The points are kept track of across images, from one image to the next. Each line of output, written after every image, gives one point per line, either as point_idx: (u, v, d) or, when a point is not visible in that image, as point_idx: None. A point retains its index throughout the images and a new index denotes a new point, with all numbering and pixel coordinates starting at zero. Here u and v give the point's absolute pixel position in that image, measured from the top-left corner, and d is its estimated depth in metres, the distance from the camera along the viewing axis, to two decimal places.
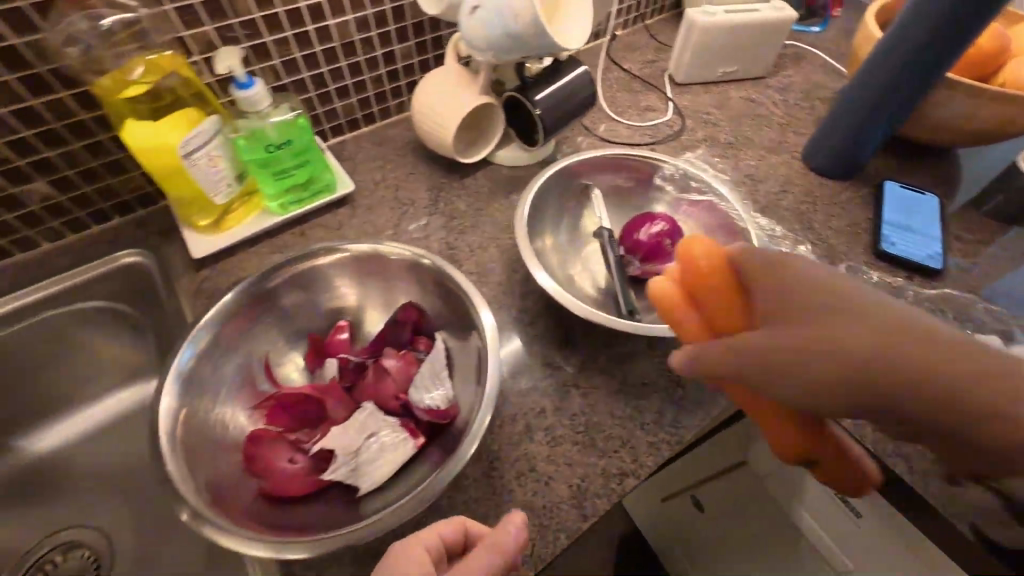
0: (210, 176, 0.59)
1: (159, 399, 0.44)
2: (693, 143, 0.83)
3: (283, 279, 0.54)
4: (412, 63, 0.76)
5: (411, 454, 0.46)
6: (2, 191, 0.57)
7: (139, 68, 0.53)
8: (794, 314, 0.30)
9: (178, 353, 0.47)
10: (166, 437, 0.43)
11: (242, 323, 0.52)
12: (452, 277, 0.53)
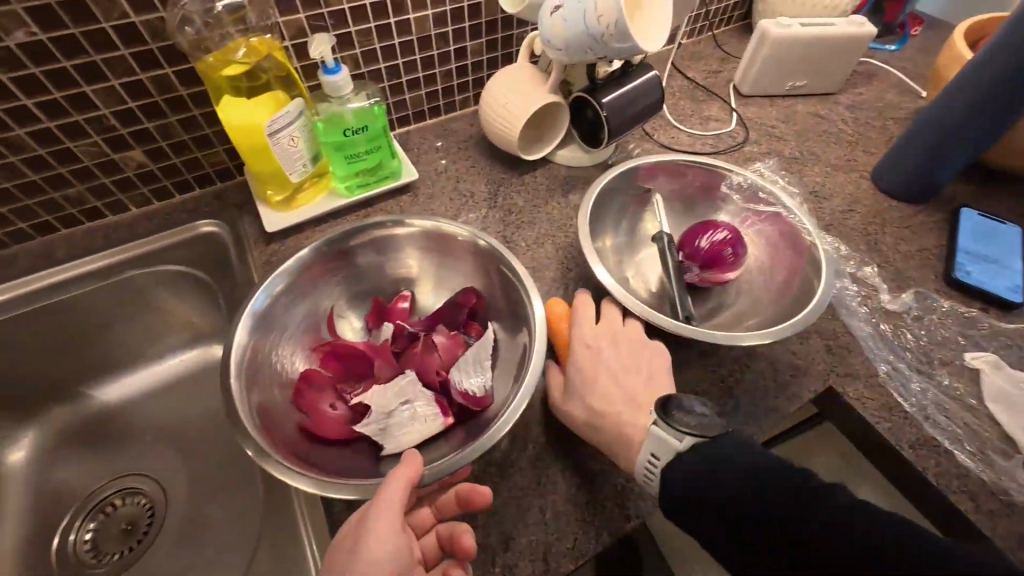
0: (289, 154, 0.62)
1: (234, 332, 0.46)
2: (756, 155, 0.81)
3: (359, 242, 0.56)
4: (482, 60, 0.78)
5: (438, 431, 0.46)
6: (105, 156, 0.62)
7: (242, 49, 0.57)
8: (610, 366, 0.50)
9: (255, 293, 0.49)
10: (236, 365, 0.45)
11: (313, 276, 0.54)
12: (508, 264, 0.53)
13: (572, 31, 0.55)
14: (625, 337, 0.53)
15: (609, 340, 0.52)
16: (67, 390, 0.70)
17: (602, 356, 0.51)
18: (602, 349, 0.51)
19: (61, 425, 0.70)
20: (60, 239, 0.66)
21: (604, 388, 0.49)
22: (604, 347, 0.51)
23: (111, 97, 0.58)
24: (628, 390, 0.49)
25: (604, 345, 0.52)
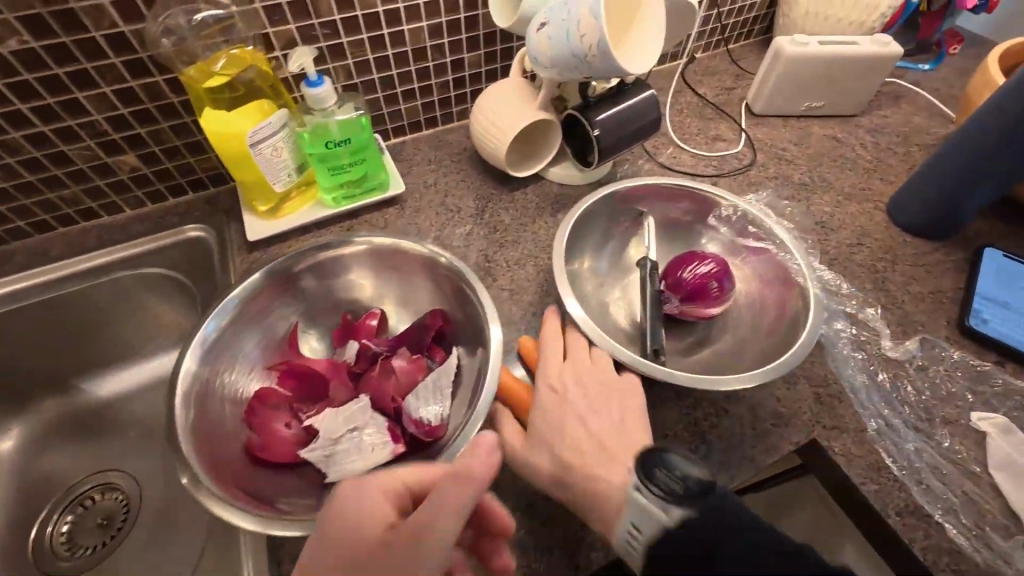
0: (272, 164, 0.62)
1: (183, 361, 0.46)
2: (762, 180, 0.77)
3: (317, 261, 0.55)
4: (480, 71, 0.77)
5: (387, 459, 0.45)
6: (98, 159, 0.64)
7: (222, 61, 0.57)
8: (574, 407, 0.48)
9: (207, 319, 0.49)
10: (181, 396, 0.44)
11: (272, 297, 0.54)
12: (471, 286, 0.52)
13: (557, 49, 0.53)
14: (594, 371, 0.50)
15: (574, 378, 0.50)
16: (57, 383, 0.73)
17: (569, 397, 0.49)
18: (567, 387, 0.49)
19: (50, 417, 0.72)
20: (57, 237, 0.69)
21: (570, 431, 0.47)
22: (569, 385, 0.49)
23: (102, 103, 0.59)
24: (598, 435, 0.47)
25: (569, 384, 0.49)
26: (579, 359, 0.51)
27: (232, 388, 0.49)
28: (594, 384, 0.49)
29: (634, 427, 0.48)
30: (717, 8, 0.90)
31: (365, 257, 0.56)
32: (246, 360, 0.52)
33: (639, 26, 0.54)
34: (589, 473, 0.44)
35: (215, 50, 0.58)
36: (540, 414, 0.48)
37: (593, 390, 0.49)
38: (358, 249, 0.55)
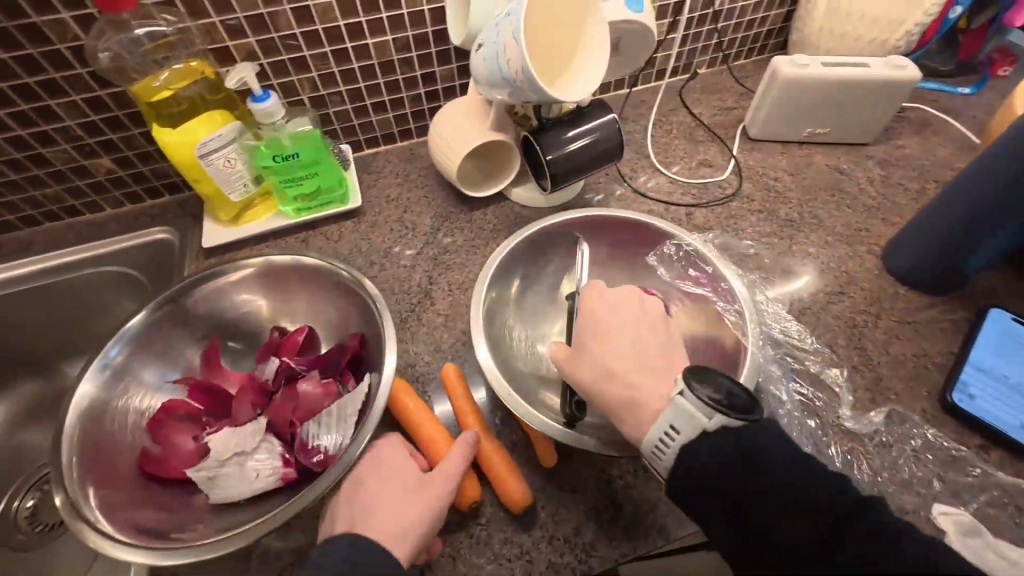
0: (225, 174, 0.63)
1: (79, 384, 0.47)
2: (743, 212, 0.71)
3: (230, 279, 0.55)
4: (453, 85, 0.76)
5: (275, 485, 0.45)
6: (75, 161, 0.67)
7: (165, 74, 0.58)
8: (607, 339, 0.47)
9: (109, 344, 0.50)
10: (70, 423, 0.45)
11: (184, 318, 0.54)
12: (379, 313, 0.52)
13: (490, 68, 0.50)
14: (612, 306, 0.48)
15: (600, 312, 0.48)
16: (38, 366, 0.77)
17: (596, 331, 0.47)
18: (597, 321, 0.48)
19: (28, 397, 0.77)
20: (44, 231, 0.73)
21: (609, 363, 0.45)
22: (605, 323, 0.47)
23: (74, 109, 0.62)
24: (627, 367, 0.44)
25: (598, 317, 0.48)
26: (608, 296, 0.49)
27: (137, 409, 0.50)
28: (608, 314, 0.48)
29: (654, 353, 0.45)
30: (721, 22, 0.84)
31: (271, 274, 0.57)
32: (154, 381, 0.52)
33: (582, 50, 0.50)
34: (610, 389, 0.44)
35: (163, 63, 0.59)
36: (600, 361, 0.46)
37: (620, 315, 0.47)
38: (262, 264, 0.55)
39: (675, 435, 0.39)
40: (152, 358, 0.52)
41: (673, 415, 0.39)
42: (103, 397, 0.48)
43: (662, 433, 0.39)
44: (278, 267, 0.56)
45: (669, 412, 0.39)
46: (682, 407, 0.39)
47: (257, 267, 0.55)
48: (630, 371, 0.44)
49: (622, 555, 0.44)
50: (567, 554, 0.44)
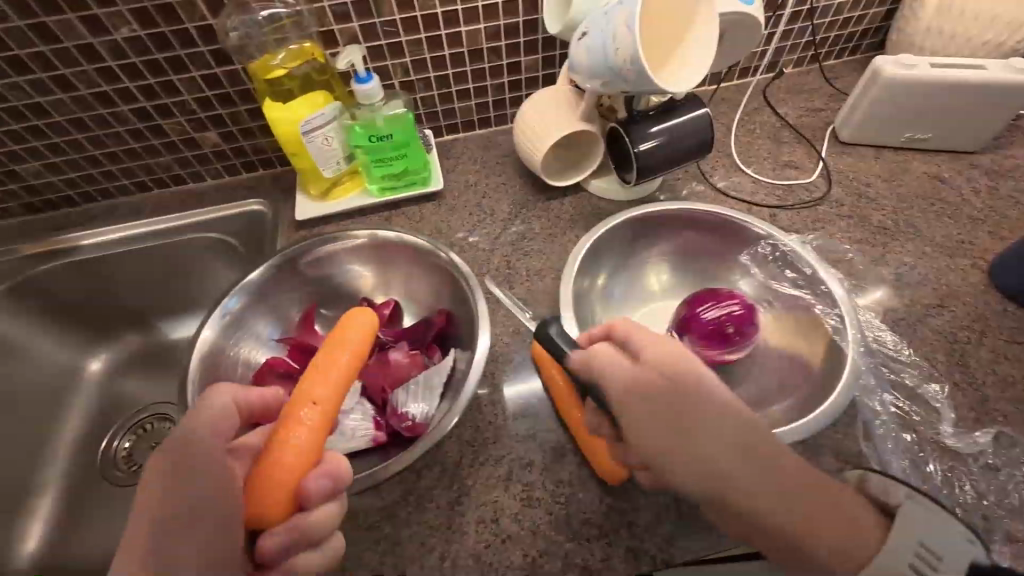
0: (322, 152, 0.67)
1: (201, 330, 0.51)
2: (832, 217, 0.68)
3: (339, 249, 0.58)
4: (536, 76, 0.76)
5: (367, 445, 0.48)
6: (186, 133, 0.73)
7: (281, 55, 0.62)
8: (731, 433, 0.36)
9: (228, 297, 0.54)
10: (195, 361, 0.49)
11: (292, 280, 0.58)
12: (473, 294, 0.53)
13: (594, 57, 0.51)
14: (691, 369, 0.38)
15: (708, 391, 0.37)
16: (139, 320, 0.84)
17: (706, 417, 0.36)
18: (707, 401, 0.36)
19: (129, 348, 0.84)
20: (153, 197, 0.80)
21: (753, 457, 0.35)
22: (716, 410, 0.36)
23: (193, 85, 0.67)
24: (777, 467, 0.35)
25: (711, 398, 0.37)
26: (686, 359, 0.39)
27: (245, 361, 0.55)
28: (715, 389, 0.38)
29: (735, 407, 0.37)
30: (815, 20, 0.80)
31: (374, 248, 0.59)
32: (260, 336, 0.57)
33: (687, 43, 0.50)
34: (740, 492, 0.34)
35: (277, 44, 0.63)
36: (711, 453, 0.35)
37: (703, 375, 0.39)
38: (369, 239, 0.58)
39: (936, 561, 0.31)
40: (262, 313, 0.57)
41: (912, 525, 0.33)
42: (219, 345, 0.52)
43: (912, 556, 0.32)
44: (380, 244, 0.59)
45: (902, 530, 0.33)
46: (931, 518, 0.32)
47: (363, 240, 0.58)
48: (759, 452, 0.35)
49: (701, 549, 0.44)
50: (646, 541, 0.44)
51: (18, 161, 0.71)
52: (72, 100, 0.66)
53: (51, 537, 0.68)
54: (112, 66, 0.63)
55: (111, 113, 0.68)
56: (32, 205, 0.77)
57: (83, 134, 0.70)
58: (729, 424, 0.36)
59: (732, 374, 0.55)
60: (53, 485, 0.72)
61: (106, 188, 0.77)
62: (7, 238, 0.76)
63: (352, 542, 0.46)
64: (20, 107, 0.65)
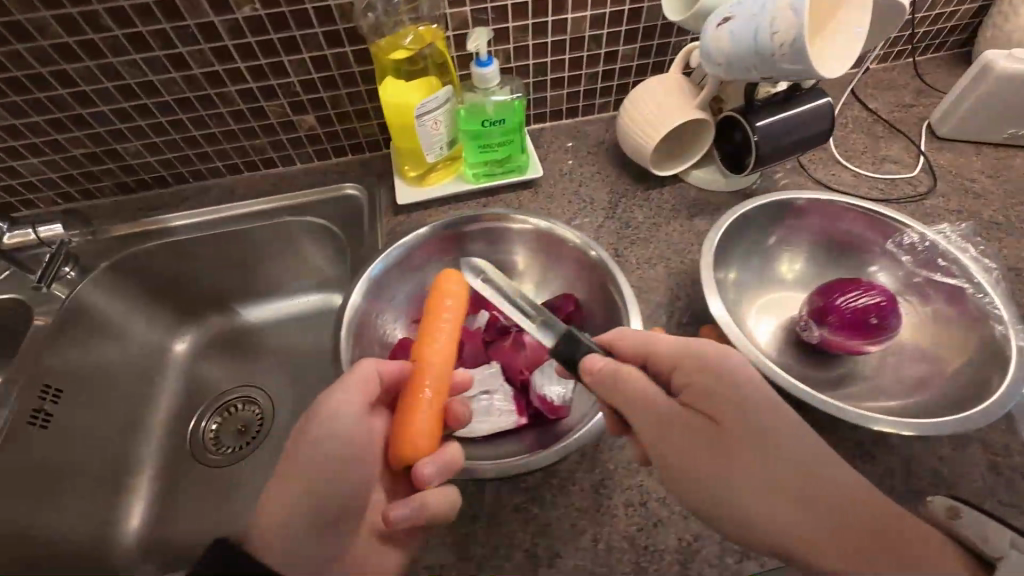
0: (430, 136, 0.66)
1: (352, 292, 0.55)
2: (940, 212, 0.68)
3: (484, 230, 0.61)
4: (631, 66, 0.75)
5: (510, 426, 0.49)
6: (286, 116, 0.72)
7: (411, 35, 0.61)
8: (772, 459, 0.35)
9: (374, 262, 0.57)
10: (347, 323, 0.53)
11: (430, 253, 0.61)
12: (615, 281, 0.55)
13: (743, 31, 0.49)
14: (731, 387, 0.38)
15: (748, 415, 0.37)
16: (222, 303, 0.84)
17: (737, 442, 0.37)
18: (739, 424, 0.37)
19: (214, 331, 0.84)
20: (243, 181, 0.80)
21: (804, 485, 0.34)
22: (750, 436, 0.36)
23: (301, 68, 0.67)
24: (832, 496, 0.34)
25: (739, 419, 0.37)
26: (730, 377, 0.39)
27: (383, 323, 0.59)
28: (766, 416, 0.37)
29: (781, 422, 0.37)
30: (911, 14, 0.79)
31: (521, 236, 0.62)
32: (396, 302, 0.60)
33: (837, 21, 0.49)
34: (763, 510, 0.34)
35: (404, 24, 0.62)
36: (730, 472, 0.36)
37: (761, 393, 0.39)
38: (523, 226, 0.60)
39: None
40: (400, 282, 0.60)
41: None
42: (365, 308, 0.56)
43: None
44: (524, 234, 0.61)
45: None
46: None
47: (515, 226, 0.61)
48: (793, 461, 0.35)
49: None
50: None
51: (121, 139, 0.71)
52: (183, 79, 0.65)
53: (153, 516, 0.68)
54: (228, 46, 0.63)
55: (218, 94, 0.68)
56: (125, 184, 0.77)
57: (188, 114, 0.69)
58: (779, 448, 0.36)
59: (860, 367, 0.55)
60: (150, 464, 0.72)
61: (200, 169, 0.77)
62: (101, 217, 0.76)
63: (502, 522, 0.46)
64: (132, 84, 0.65)
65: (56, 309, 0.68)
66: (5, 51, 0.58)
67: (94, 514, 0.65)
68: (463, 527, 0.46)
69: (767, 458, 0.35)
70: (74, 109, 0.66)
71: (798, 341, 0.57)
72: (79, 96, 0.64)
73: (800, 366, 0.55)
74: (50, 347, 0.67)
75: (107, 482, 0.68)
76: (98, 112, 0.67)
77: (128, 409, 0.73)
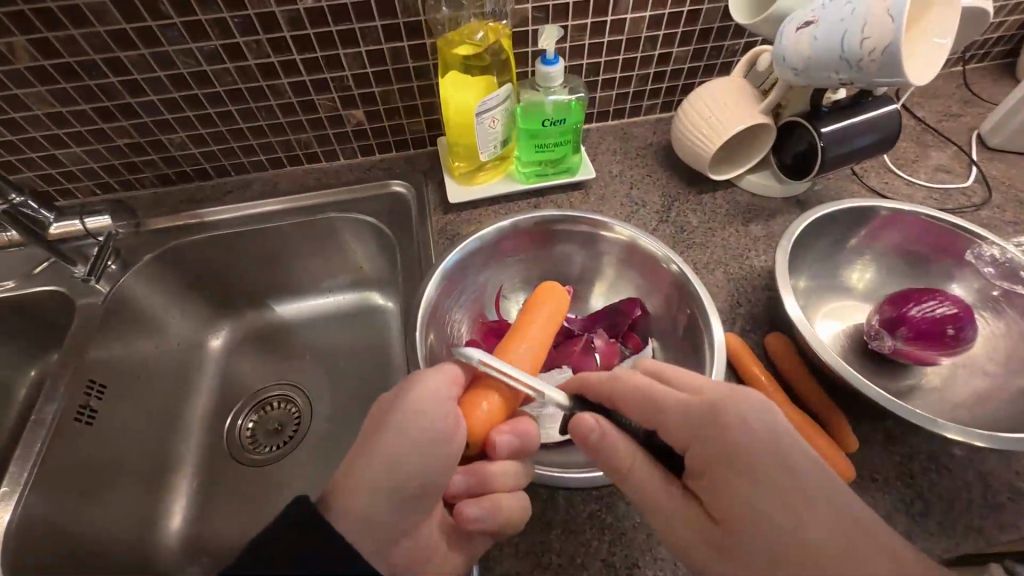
0: (487, 135, 0.65)
1: (427, 282, 0.54)
2: (998, 223, 0.67)
3: (563, 232, 0.60)
4: (682, 68, 0.74)
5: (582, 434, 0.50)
6: (335, 110, 0.71)
7: (480, 32, 0.60)
8: (745, 512, 0.34)
9: (449, 254, 0.56)
10: (421, 316, 0.52)
11: (505, 250, 0.60)
12: (695, 291, 0.53)
13: (829, 34, 0.49)
14: (724, 432, 0.36)
15: (735, 464, 0.35)
16: (257, 300, 0.82)
17: (716, 490, 0.36)
18: (722, 472, 0.36)
19: (249, 328, 0.82)
20: (285, 175, 0.78)
21: (782, 539, 0.33)
22: (733, 487, 0.35)
23: (356, 61, 0.66)
24: (816, 555, 0.31)
25: (726, 468, 0.36)
26: (729, 420, 0.37)
27: (451, 317, 0.58)
28: (762, 462, 0.35)
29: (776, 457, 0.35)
30: None
31: (596, 241, 0.60)
32: (464, 299, 0.59)
33: (925, 21, 0.49)
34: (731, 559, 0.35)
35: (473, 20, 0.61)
36: (704, 517, 0.37)
37: (766, 438, 0.36)
38: (608, 235, 0.59)
39: None
40: (471, 278, 0.59)
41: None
42: (438, 301, 0.55)
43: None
44: (600, 242, 0.60)
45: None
46: None
47: (595, 231, 0.59)
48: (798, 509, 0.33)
49: (939, 550, 0.44)
50: None
51: (166, 130, 0.69)
52: (236, 70, 0.64)
53: (193, 517, 0.67)
54: (285, 37, 0.61)
55: (270, 86, 0.66)
56: (166, 176, 0.75)
57: (237, 106, 0.68)
58: (765, 500, 0.34)
59: (929, 379, 0.54)
60: (189, 463, 0.71)
61: (242, 162, 0.76)
62: (141, 209, 0.75)
63: (577, 531, 0.45)
64: (184, 74, 0.63)
65: (100, 301, 0.67)
66: (60, 37, 0.57)
67: (135, 511, 0.64)
68: (538, 535, 0.45)
69: (741, 510, 0.34)
70: (124, 98, 0.64)
71: (865, 350, 0.57)
72: (130, 84, 0.63)
73: (867, 376, 0.55)
74: (94, 341, 0.65)
75: (147, 480, 0.66)
76: (147, 101, 0.65)
77: (167, 406, 0.72)
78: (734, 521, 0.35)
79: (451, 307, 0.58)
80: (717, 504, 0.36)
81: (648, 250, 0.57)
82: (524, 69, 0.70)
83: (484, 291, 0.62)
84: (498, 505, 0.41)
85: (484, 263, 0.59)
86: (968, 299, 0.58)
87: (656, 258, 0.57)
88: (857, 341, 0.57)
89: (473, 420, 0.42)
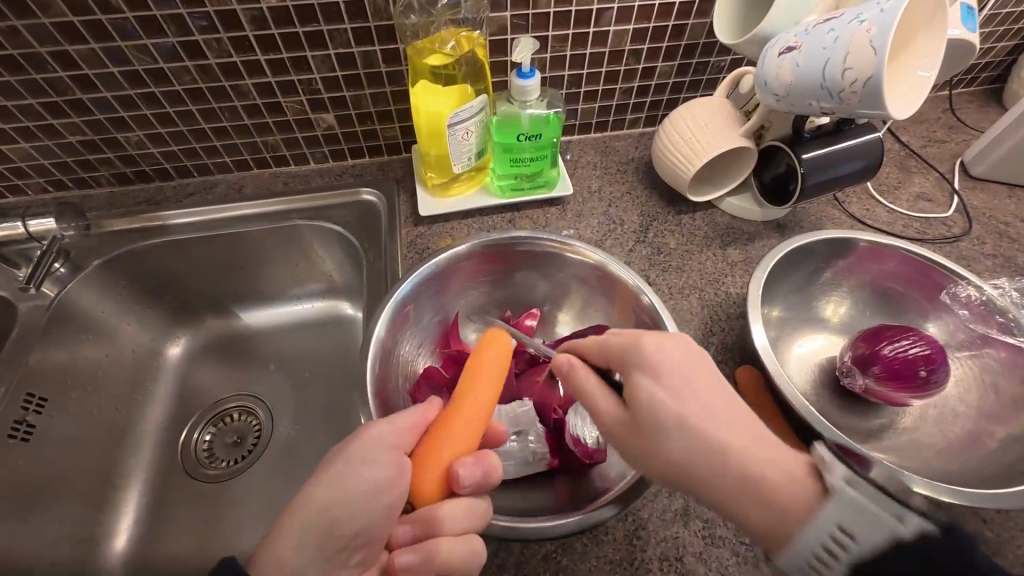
0: (460, 147, 0.62)
1: (379, 313, 0.51)
2: (976, 256, 0.66)
3: (525, 256, 0.58)
4: (667, 83, 0.72)
5: (542, 470, 0.49)
6: (304, 114, 0.68)
7: (452, 41, 0.57)
8: (658, 411, 0.38)
9: (402, 283, 0.54)
10: (372, 352, 0.49)
11: (465, 274, 0.59)
12: (662, 322, 0.51)
13: (810, 62, 0.47)
14: (644, 365, 0.40)
15: (658, 374, 0.39)
16: (219, 306, 0.78)
17: (638, 400, 0.39)
18: (644, 380, 0.39)
19: (210, 335, 0.78)
20: (251, 177, 0.75)
21: (687, 429, 0.37)
22: (652, 392, 0.38)
23: (325, 64, 0.62)
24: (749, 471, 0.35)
25: (646, 375, 0.39)
26: (647, 349, 0.40)
27: (406, 346, 0.56)
28: (676, 381, 0.39)
29: (690, 378, 0.39)
30: None
31: (561, 266, 0.59)
32: (419, 327, 0.58)
33: (907, 50, 0.47)
34: (642, 443, 0.39)
35: (445, 27, 0.59)
36: (622, 411, 0.40)
37: (680, 363, 0.40)
38: (572, 258, 0.57)
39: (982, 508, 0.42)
40: (427, 306, 0.57)
41: (839, 512, 0.32)
42: (390, 333, 0.52)
43: (826, 538, 0.33)
44: (566, 265, 0.58)
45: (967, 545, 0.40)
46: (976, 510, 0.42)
47: (559, 255, 0.57)
48: (724, 437, 0.36)
49: None
50: None
51: (122, 129, 0.66)
52: (196, 69, 0.60)
53: (140, 535, 0.64)
54: (247, 36, 0.58)
55: (232, 86, 0.63)
56: (124, 175, 0.72)
57: (198, 106, 0.64)
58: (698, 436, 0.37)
59: (901, 418, 0.53)
60: (137, 478, 0.67)
61: (206, 164, 0.72)
62: (95, 209, 0.71)
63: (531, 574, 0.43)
64: (140, 71, 0.60)
65: (44, 307, 0.64)
66: (2, 28, 0.53)
67: (76, 529, 0.61)
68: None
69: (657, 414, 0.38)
70: (74, 94, 0.61)
71: (837, 386, 0.55)
72: (80, 79, 0.59)
73: (838, 413, 0.53)
74: (35, 348, 0.62)
75: (91, 497, 0.63)
76: (100, 98, 0.62)
77: (117, 416, 0.69)
78: (649, 422, 0.38)
79: (406, 336, 0.56)
80: (637, 408, 0.39)
81: (619, 278, 0.55)
82: (503, 78, 0.68)
83: (441, 318, 0.60)
84: (432, 552, 0.38)
85: (442, 289, 0.58)
86: (944, 339, 0.57)
87: (626, 286, 0.55)
88: (829, 375, 0.56)
89: (431, 460, 0.41)
